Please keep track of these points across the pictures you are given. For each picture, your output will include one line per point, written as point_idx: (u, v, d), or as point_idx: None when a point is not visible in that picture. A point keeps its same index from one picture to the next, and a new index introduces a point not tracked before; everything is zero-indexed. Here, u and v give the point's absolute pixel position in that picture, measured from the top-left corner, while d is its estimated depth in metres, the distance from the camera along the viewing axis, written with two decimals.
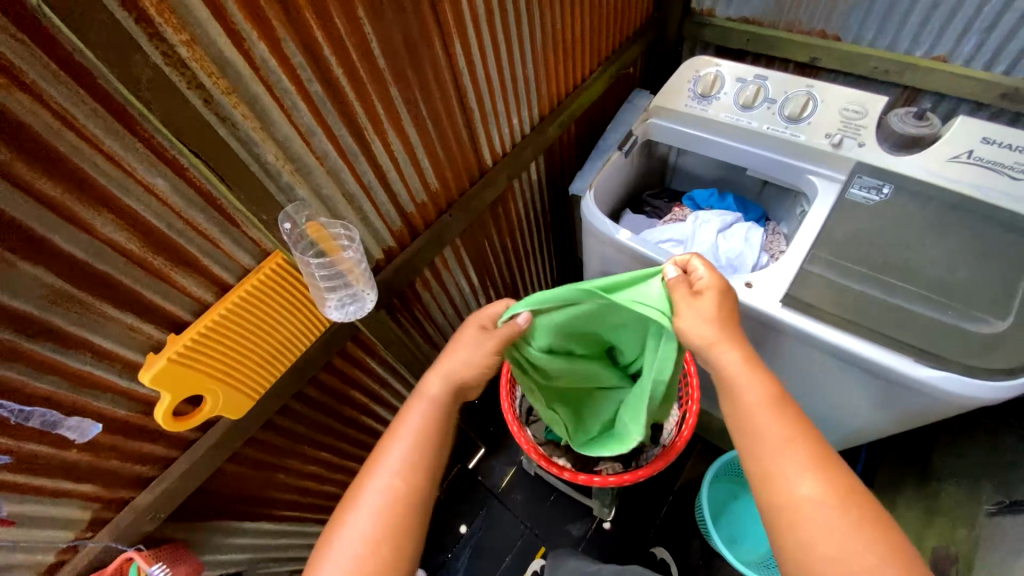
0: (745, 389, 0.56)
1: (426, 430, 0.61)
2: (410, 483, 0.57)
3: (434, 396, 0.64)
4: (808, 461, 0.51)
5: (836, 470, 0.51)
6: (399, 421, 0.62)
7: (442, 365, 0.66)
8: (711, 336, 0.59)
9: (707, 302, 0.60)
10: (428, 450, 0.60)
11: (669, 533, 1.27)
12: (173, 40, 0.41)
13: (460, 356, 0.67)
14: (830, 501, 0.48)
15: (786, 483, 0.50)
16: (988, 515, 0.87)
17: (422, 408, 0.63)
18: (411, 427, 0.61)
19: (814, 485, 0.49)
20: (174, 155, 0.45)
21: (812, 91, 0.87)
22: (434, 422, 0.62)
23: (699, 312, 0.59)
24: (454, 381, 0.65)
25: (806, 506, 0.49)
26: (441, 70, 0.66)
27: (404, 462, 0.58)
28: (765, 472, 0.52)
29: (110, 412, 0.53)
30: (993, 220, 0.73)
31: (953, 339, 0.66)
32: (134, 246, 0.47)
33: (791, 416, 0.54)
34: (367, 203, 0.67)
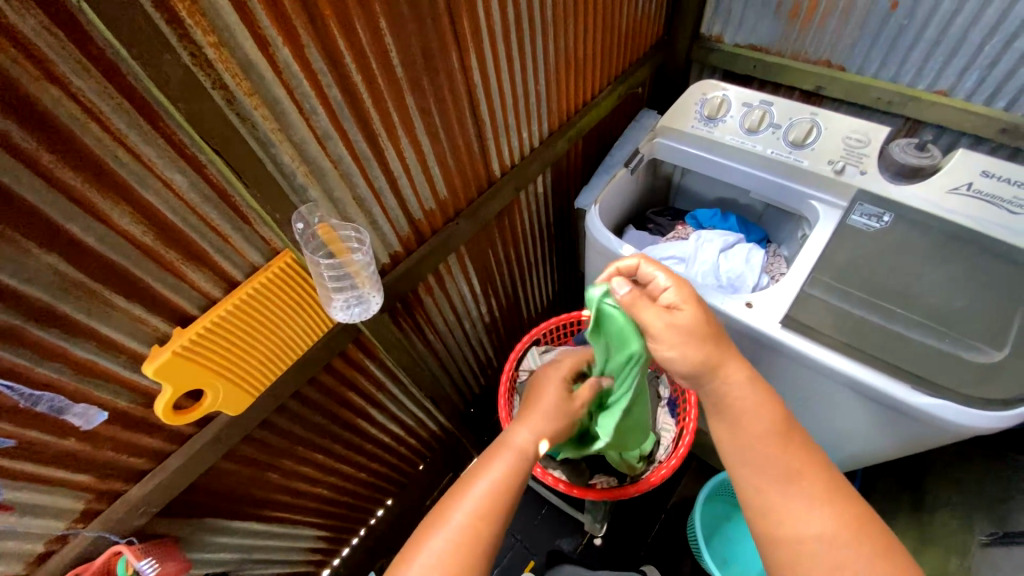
0: (752, 413, 0.57)
1: (509, 478, 0.61)
2: (482, 529, 0.56)
3: (521, 448, 0.64)
4: (820, 496, 0.53)
5: (845, 501, 0.53)
6: (479, 467, 0.62)
7: (532, 424, 0.67)
8: (699, 357, 0.58)
9: (684, 314, 0.59)
10: (506, 499, 0.59)
11: (660, 552, 1.26)
12: (201, 41, 0.42)
13: (547, 414, 0.68)
14: (842, 536, 0.51)
15: (795, 518, 0.53)
16: (980, 545, 0.86)
17: (507, 457, 0.62)
18: (494, 475, 0.60)
19: (821, 522, 0.52)
20: (193, 152, 0.46)
21: (816, 119, 0.89)
22: (518, 474, 0.62)
23: (676, 329, 0.58)
24: (543, 439, 0.66)
25: (814, 542, 0.51)
26: (456, 81, 0.67)
27: (480, 506, 0.57)
28: (769, 508, 0.54)
29: (112, 403, 0.53)
30: (991, 252, 0.74)
31: (950, 367, 0.66)
32: (148, 239, 0.47)
33: (797, 447, 0.56)
34: (377, 208, 0.68)
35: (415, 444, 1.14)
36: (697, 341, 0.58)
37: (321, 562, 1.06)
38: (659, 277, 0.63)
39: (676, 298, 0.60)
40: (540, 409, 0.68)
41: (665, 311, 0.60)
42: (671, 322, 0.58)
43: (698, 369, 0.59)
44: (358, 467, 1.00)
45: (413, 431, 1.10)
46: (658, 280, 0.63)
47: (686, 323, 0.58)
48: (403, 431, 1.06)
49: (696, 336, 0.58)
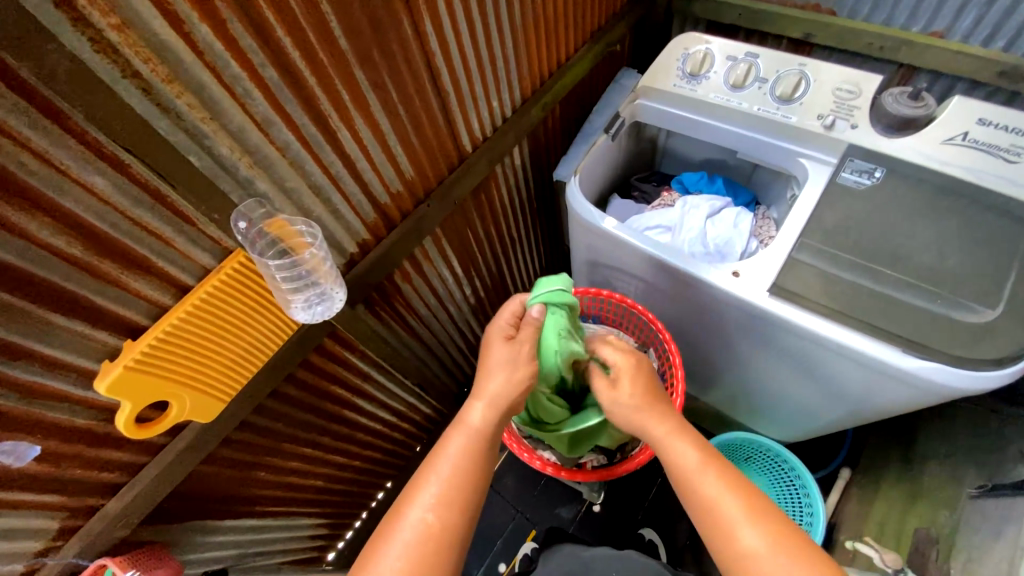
0: (678, 449, 0.62)
1: (467, 461, 0.60)
2: (446, 518, 0.55)
3: (473, 428, 0.62)
4: (755, 514, 0.54)
5: (775, 517, 0.54)
6: (435, 454, 0.61)
7: (483, 392, 0.64)
8: (638, 415, 0.66)
9: (625, 391, 0.69)
10: (470, 484, 0.58)
11: (658, 515, 1.28)
12: (101, 24, 0.37)
13: (492, 376, 0.65)
14: (774, 551, 0.51)
15: (735, 536, 0.53)
16: (971, 498, 0.89)
17: (460, 441, 0.61)
18: (448, 462, 0.59)
19: (759, 536, 0.52)
20: (111, 151, 0.42)
21: (804, 70, 0.83)
22: (478, 456, 0.61)
23: (622, 400, 0.68)
24: (499, 411, 0.64)
25: (753, 558, 0.52)
26: (411, 51, 0.62)
27: (441, 494, 0.57)
28: (715, 532, 0.55)
29: (69, 422, 0.51)
30: (986, 205, 0.71)
31: (941, 329, 0.65)
32: (78, 250, 0.44)
33: (728, 474, 0.59)
34: (337, 195, 0.63)
35: (408, 429, 1.13)
36: (648, 403, 0.66)
37: (323, 547, 1.08)
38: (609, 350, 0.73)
39: (619, 365, 0.71)
40: (488, 378, 0.65)
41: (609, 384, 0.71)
42: (618, 398, 0.69)
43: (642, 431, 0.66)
44: (351, 456, 0.99)
45: (405, 416, 1.09)
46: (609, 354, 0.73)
47: (625, 399, 0.68)
48: (394, 417, 1.06)
49: (641, 404, 0.67)
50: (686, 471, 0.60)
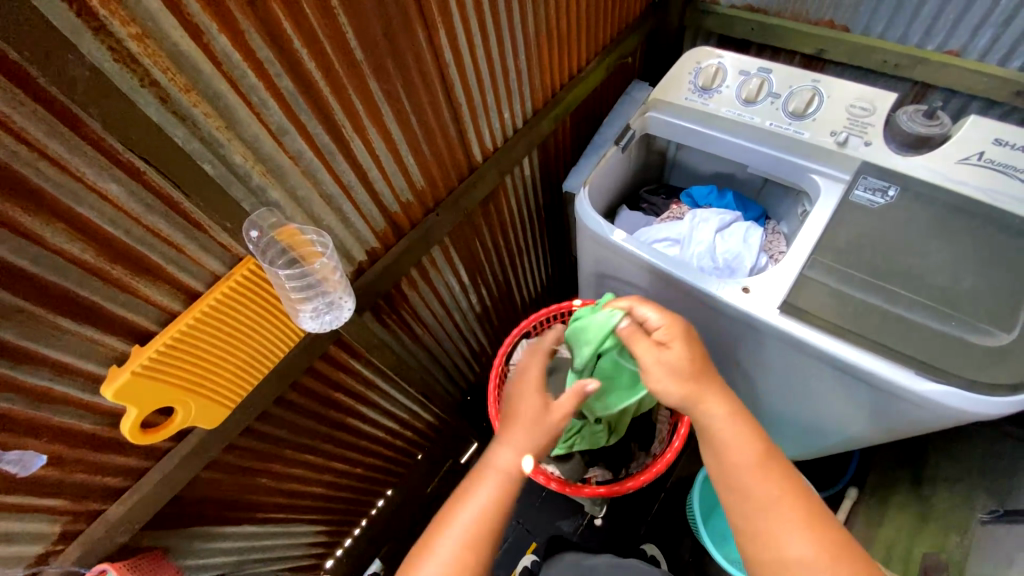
0: (730, 442, 0.59)
1: (495, 508, 0.59)
2: (468, 558, 0.56)
3: (507, 472, 0.61)
4: (804, 523, 0.53)
5: (826, 525, 0.53)
6: (467, 492, 0.60)
7: (509, 439, 0.63)
8: (680, 392, 0.63)
9: (673, 350, 0.64)
10: (495, 527, 0.58)
11: (660, 531, 1.27)
12: (121, 34, 0.37)
13: (529, 431, 0.63)
14: (823, 563, 0.50)
15: (783, 544, 0.52)
16: (982, 523, 0.87)
17: (493, 484, 0.60)
18: (479, 502, 0.59)
19: (810, 546, 0.51)
20: (127, 159, 0.42)
21: (817, 86, 0.83)
22: (506, 497, 0.60)
23: (667, 362, 0.64)
24: (529, 456, 0.63)
25: (801, 567, 0.51)
26: (426, 62, 0.62)
27: (468, 534, 0.57)
28: (762, 533, 0.54)
29: (75, 426, 0.51)
30: (1002, 226, 0.70)
31: (956, 352, 0.63)
32: (90, 256, 0.44)
33: (785, 477, 0.56)
34: (348, 204, 0.63)
35: (411, 437, 1.13)
36: (681, 377, 0.63)
37: (322, 555, 1.07)
38: (649, 314, 0.68)
39: (667, 333, 0.66)
40: (521, 421, 0.64)
41: (654, 347, 0.66)
42: (663, 362, 0.64)
43: (686, 402, 0.63)
44: (353, 463, 0.99)
45: (409, 424, 1.08)
46: (649, 316, 0.68)
47: (674, 359, 0.64)
48: (397, 425, 1.05)
49: (686, 371, 0.63)
50: (740, 472, 0.57)
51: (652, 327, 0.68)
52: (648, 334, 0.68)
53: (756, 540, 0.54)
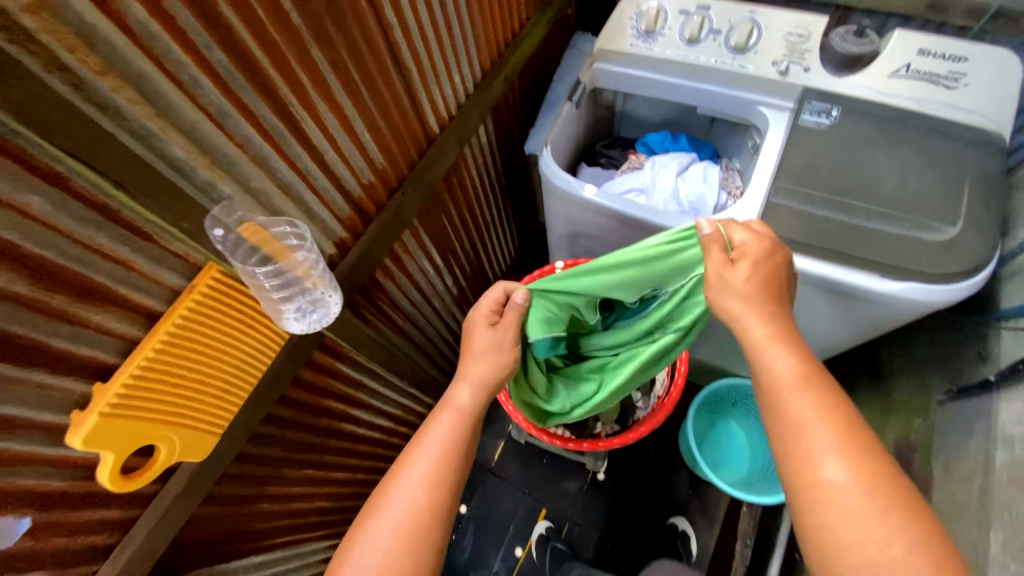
0: (778, 364, 0.53)
1: (455, 439, 0.60)
2: (433, 498, 0.55)
3: (461, 407, 0.63)
4: (842, 445, 0.48)
5: (867, 455, 0.48)
6: (424, 431, 0.61)
7: (469, 374, 0.65)
8: (737, 306, 0.57)
9: (742, 274, 0.57)
10: (455, 461, 0.59)
11: (659, 471, 1.33)
12: (13, 9, 0.30)
13: (481, 360, 0.66)
14: (858, 484, 0.46)
15: (816, 464, 0.48)
16: (941, 402, 0.94)
17: (448, 418, 0.61)
18: (437, 441, 0.59)
19: (845, 471, 0.47)
20: (47, 164, 0.35)
21: (754, 17, 0.84)
22: (465, 432, 0.61)
23: (734, 286, 0.57)
24: (485, 390, 0.65)
25: (834, 493, 0.47)
26: (368, 24, 0.57)
27: (428, 474, 0.57)
28: (793, 454, 0.50)
29: (43, 487, 0.44)
30: (932, 129, 0.76)
31: (912, 250, 0.69)
32: (23, 287, 0.37)
33: (824, 396, 0.51)
34: (308, 193, 0.58)
35: (407, 432, 1.09)
36: (756, 299, 0.57)
37: None
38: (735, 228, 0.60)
39: (749, 251, 0.58)
40: (477, 359, 0.66)
41: (727, 266, 0.58)
42: (730, 275, 0.57)
43: (730, 318, 0.58)
44: (353, 469, 0.94)
45: (403, 419, 1.05)
46: (738, 233, 0.60)
47: (741, 278, 0.57)
48: (392, 422, 1.01)
49: (756, 295, 0.57)
50: (783, 404, 0.52)
51: (735, 244, 0.59)
52: (727, 247, 0.60)
53: (789, 461, 0.50)
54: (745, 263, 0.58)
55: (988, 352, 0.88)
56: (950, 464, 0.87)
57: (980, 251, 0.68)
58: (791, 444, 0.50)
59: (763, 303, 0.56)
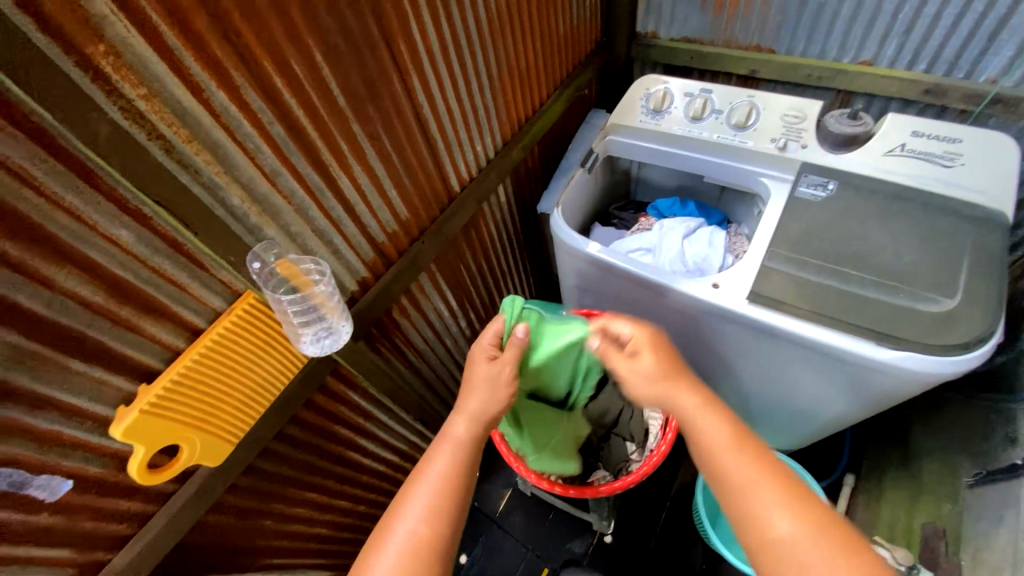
0: (700, 418, 0.60)
1: (453, 471, 0.62)
2: (434, 528, 0.57)
3: (459, 439, 0.65)
4: (785, 499, 0.53)
5: (810, 505, 0.52)
6: (426, 462, 0.64)
7: (464, 409, 0.67)
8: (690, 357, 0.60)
9: (645, 360, 0.66)
10: (455, 493, 0.61)
11: (670, 541, 1.26)
12: (131, 95, 0.42)
13: (480, 396, 0.68)
14: (806, 537, 0.50)
15: (765, 523, 0.52)
16: (969, 488, 0.88)
17: (447, 451, 0.64)
18: (436, 475, 0.62)
19: (789, 521, 0.51)
20: (137, 206, 0.46)
21: (754, 100, 0.92)
22: (462, 465, 0.63)
23: (644, 372, 0.65)
24: (482, 425, 0.67)
25: (785, 546, 0.50)
26: (401, 103, 0.68)
27: (430, 504, 0.59)
28: (743, 514, 0.54)
29: (82, 471, 0.52)
30: (930, 205, 0.78)
31: (908, 320, 0.69)
32: (101, 298, 0.47)
33: (753, 447, 0.57)
34: (338, 237, 0.68)
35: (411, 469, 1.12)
36: None
37: None
38: None
39: (639, 343, 0.67)
40: (473, 394, 0.69)
41: None
42: None
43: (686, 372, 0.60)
44: (355, 500, 0.98)
45: (409, 456, 1.09)
46: (624, 331, 0.70)
47: None
48: (397, 457, 1.05)
49: None
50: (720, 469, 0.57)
51: None
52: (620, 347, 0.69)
53: (743, 525, 0.54)
54: (641, 354, 0.66)
55: (1016, 434, 0.84)
56: (981, 555, 0.81)
57: (981, 324, 0.68)
58: (740, 506, 0.54)
59: None
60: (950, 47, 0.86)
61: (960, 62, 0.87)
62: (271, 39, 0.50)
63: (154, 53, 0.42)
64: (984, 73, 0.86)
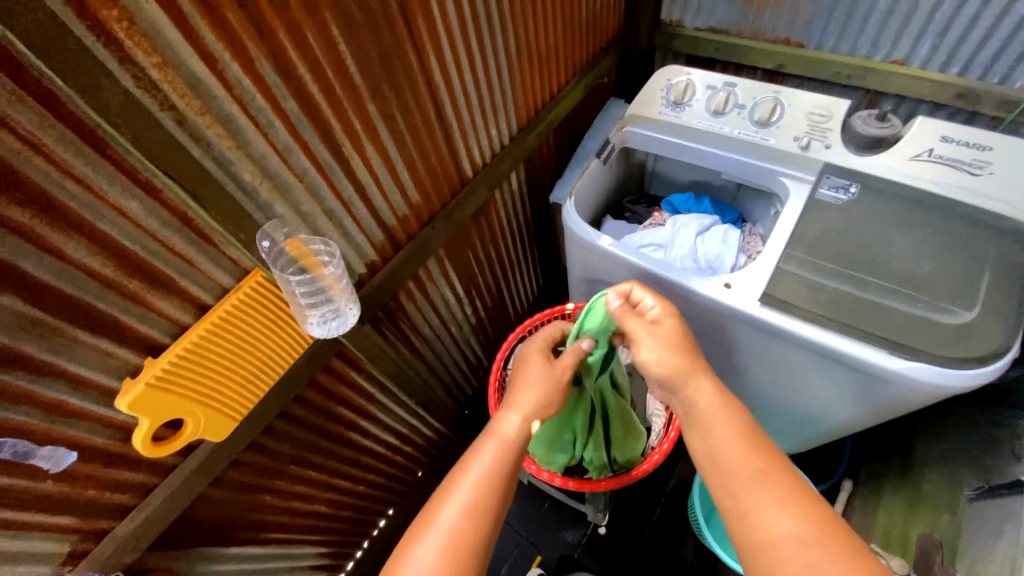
0: (717, 421, 0.61)
1: (496, 470, 0.62)
2: (474, 524, 0.57)
3: (507, 436, 0.66)
4: (784, 499, 0.53)
5: (815, 509, 0.52)
6: (468, 459, 0.63)
7: (517, 406, 0.69)
8: (678, 363, 0.66)
9: (666, 327, 0.69)
10: (497, 492, 0.60)
11: (664, 536, 1.26)
12: (144, 63, 0.41)
13: (530, 391, 0.71)
14: (808, 537, 0.49)
15: (766, 522, 0.52)
16: (970, 500, 0.88)
17: (493, 449, 0.64)
18: (479, 469, 0.62)
19: (790, 521, 0.51)
20: (147, 178, 0.45)
21: (778, 97, 0.89)
22: (507, 464, 0.63)
23: (664, 337, 0.68)
24: (532, 424, 0.68)
25: (785, 544, 0.50)
26: (418, 83, 0.66)
27: (471, 502, 0.58)
28: (748, 519, 0.53)
29: (87, 441, 0.52)
30: (953, 213, 0.76)
31: (923, 330, 0.68)
32: (109, 270, 0.46)
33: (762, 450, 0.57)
34: (348, 218, 0.67)
35: (411, 452, 1.13)
36: (676, 348, 0.67)
37: None
38: (648, 298, 0.73)
39: (659, 313, 0.71)
40: (525, 392, 0.71)
41: (650, 324, 0.70)
42: (659, 334, 0.68)
43: (677, 374, 0.65)
44: (354, 480, 0.98)
45: (409, 439, 1.09)
46: (645, 301, 0.74)
47: (667, 332, 0.69)
48: (397, 440, 1.06)
49: (679, 346, 0.67)
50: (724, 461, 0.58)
51: (645, 310, 0.73)
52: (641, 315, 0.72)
53: (747, 528, 0.53)
54: (664, 322, 0.70)
55: (1022, 451, 0.83)
56: (976, 569, 0.81)
57: (998, 338, 0.66)
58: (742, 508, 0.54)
59: (687, 345, 0.68)
60: (987, 51, 0.83)
61: (996, 67, 0.84)
62: (288, 10, 0.48)
63: (169, 20, 0.41)
64: (1022, 78, 0.83)
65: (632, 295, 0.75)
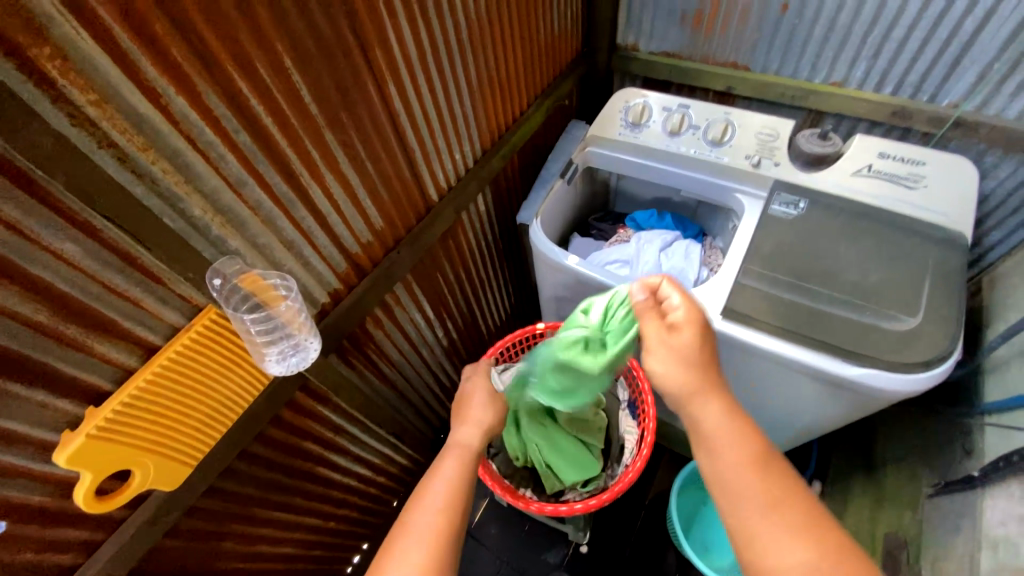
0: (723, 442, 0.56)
1: (462, 473, 0.67)
2: (444, 519, 0.60)
3: (467, 444, 0.72)
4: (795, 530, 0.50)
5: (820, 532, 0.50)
6: (434, 471, 0.67)
7: (468, 420, 0.77)
8: (682, 377, 0.59)
9: (683, 336, 0.60)
10: (463, 487, 0.65)
11: (646, 549, 1.26)
12: (80, 100, 0.40)
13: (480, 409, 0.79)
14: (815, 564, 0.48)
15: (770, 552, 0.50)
16: (929, 497, 0.91)
17: (456, 455, 0.70)
18: (449, 473, 0.67)
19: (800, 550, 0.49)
20: (84, 218, 0.43)
21: (729, 117, 0.94)
22: (469, 468, 0.69)
23: (676, 348, 0.59)
24: (485, 431, 0.76)
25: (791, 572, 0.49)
26: (377, 112, 0.66)
27: (443, 502, 0.62)
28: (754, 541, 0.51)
29: (23, 501, 0.48)
30: (894, 225, 0.81)
31: (873, 337, 0.71)
32: (44, 316, 0.44)
33: (771, 471, 0.54)
34: (308, 248, 0.65)
35: (385, 482, 1.09)
36: (684, 363, 0.59)
37: None
38: (676, 297, 0.62)
39: (682, 318, 0.60)
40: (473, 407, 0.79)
41: (665, 331, 0.61)
42: (671, 343, 0.60)
43: (676, 389, 0.59)
44: (325, 516, 0.94)
45: (382, 468, 1.06)
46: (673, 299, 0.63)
47: (683, 345, 0.59)
48: (370, 471, 1.03)
49: (687, 360, 0.59)
50: (735, 479, 0.54)
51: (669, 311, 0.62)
52: (662, 315, 0.63)
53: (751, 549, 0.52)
54: (682, 328, 0.60)
55: (972, 446, 0.87)
56: (939, 564, 0.83)
57: (941, 343, 0.70)
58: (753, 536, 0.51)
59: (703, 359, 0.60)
60: (914, 73, 0.90)
61: (924, 88, 0.91)
62: (238, 44, 0.47)
63: (108, 58, 0.40)
64: (947, 98, 0.89)
65: (661, 291, 0.64)
